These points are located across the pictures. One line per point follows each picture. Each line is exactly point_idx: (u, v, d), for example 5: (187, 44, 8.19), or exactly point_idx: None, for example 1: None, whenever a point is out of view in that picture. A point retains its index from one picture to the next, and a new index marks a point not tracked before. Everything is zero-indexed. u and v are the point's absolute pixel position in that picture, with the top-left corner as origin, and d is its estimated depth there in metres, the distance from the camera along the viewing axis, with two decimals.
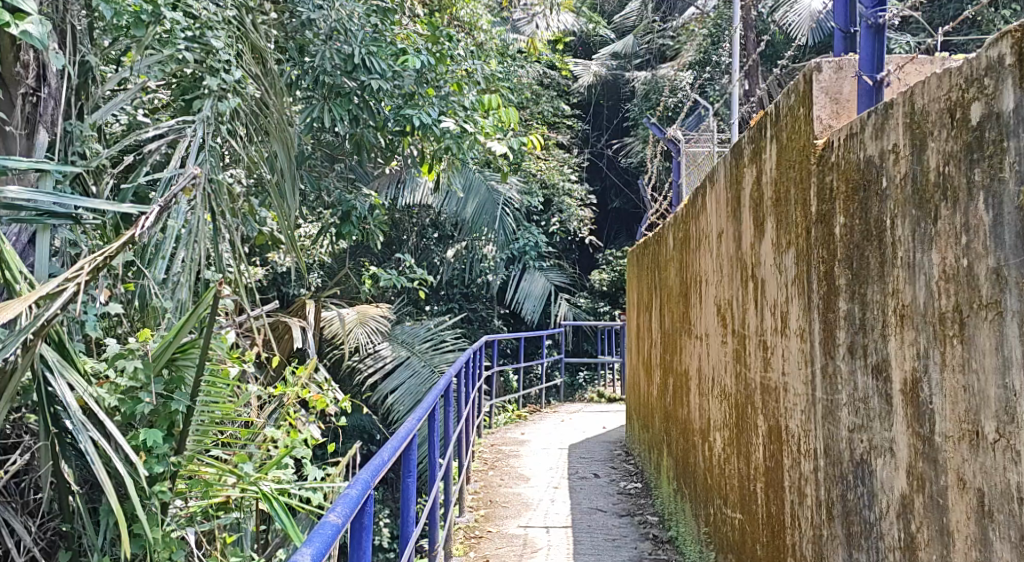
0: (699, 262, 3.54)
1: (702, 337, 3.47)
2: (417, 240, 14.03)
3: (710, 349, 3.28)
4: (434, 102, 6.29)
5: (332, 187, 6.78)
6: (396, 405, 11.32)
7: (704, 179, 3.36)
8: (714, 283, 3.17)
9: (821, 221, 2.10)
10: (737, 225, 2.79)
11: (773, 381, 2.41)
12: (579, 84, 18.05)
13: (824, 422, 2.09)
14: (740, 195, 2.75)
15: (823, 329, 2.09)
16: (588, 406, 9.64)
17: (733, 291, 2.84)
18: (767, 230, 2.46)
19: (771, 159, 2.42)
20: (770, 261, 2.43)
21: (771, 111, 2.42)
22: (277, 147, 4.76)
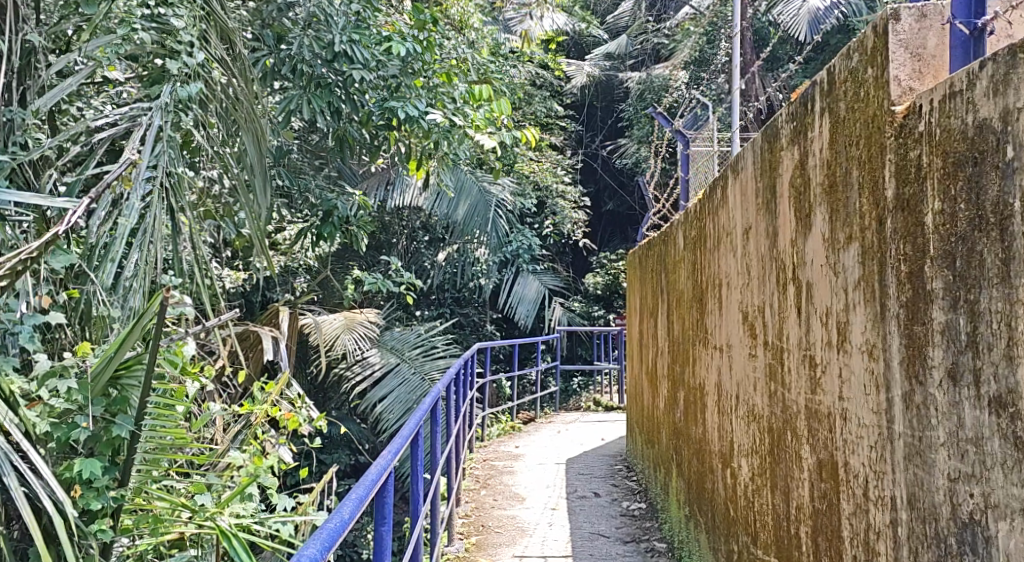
0: (714, 263, 3.18)
1: (718, 347, 3.10)
2: (408, 243, 13.64)
3: (729, 362, 2.91)
4: (422, 94, 5.88)
5: (313, 187, 6.37)
6: (385, 414, 10.89)
7: (721, 170, 3.00)
8: (735, 287, 2.82)
9: (901, 208, 1.79)
10: (767, 219, 2.45)
11: (826, 406, 2.08)
12: (573, 85, 17.68)
13: (910, 465, 1.76)
14: (773, 184, 2.41)
15: (908, 347, 1.76)
16: (584, 416, 9.21)
17: (762, 295, 2.49)
18: (815, 224, 2.14)
19: (823, 137, 2.10)
20: (820, 260, 2.11)
21: (822, 78, 2.12)
22: (247, 140, 4.32)
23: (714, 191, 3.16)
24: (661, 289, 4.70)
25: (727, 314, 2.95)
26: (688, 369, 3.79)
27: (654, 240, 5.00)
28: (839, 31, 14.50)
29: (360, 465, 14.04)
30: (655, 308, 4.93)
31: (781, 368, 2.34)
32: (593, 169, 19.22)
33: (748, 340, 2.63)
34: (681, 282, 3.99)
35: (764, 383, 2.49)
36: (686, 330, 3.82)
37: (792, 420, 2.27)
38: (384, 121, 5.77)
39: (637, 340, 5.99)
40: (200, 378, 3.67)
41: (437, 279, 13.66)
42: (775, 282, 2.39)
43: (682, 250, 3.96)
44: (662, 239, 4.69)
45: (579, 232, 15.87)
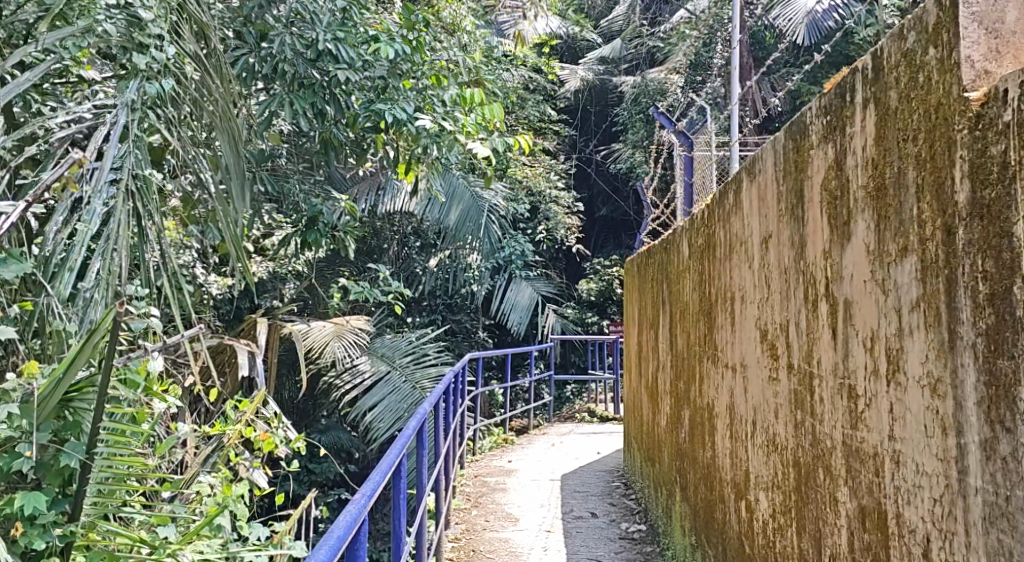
0: (721, 275, 2.97)
1: (726, 367, 2.89)
2: (400, 248, 13.40)
3: (739, 383, 2.70)
4: (410, 95, 5.60)
5: (296, 191, 6.09)
6: (374, 423, 10.58)
7: (730, 174, 2.79)
8: (748, 301, 2.60)
9: (978, 216, 1.57)
10: (792, 228, 2.24)
11: (875, 442, 1.86)
12: (566, 89, 17.45)
13: (995, 523, 1.54)
14: (800, 187, 2.20)
15: (990, 383, 1.54)
16: (579, 427, 8.92)
17: (786, 312, 2.28)
18: (859, 232, 1.92)
19: (869, 132, 1.89)
20: (865, 272, 1.90)
21: (866, 62, 1.91)
22: (223, 140, 4.04)
23: (721, 196, 2.95)
24: (661, 298, 4.49)
25: (738, 330, 2.74)
26: (691, 385, 3.59)
27: (655, 247, 4.79)
28: (837, 36, 14.26)
29: (349, 476, 13.72)
30: (655, 318, 4.72)
31: (813, 393, 2.13)
32: (587, 174, 18.96)
33: (766, 360, 2.42)
34: (684, 293, 3.79)
35: (787, 409, 2.28)
36: (690, 344, 3.61)
37: (827, 452, 2.06)
38: (369, 124, 5.47)
39: (634, 351, 5.77)
40: (166, 397, 3.38)
41: (428, 285, 13.38)
42: (803, 297, 2.18)
43: (685, 258, 3.76)
44: (662, 246, 4.48)
45: (573, 238, 15.61)
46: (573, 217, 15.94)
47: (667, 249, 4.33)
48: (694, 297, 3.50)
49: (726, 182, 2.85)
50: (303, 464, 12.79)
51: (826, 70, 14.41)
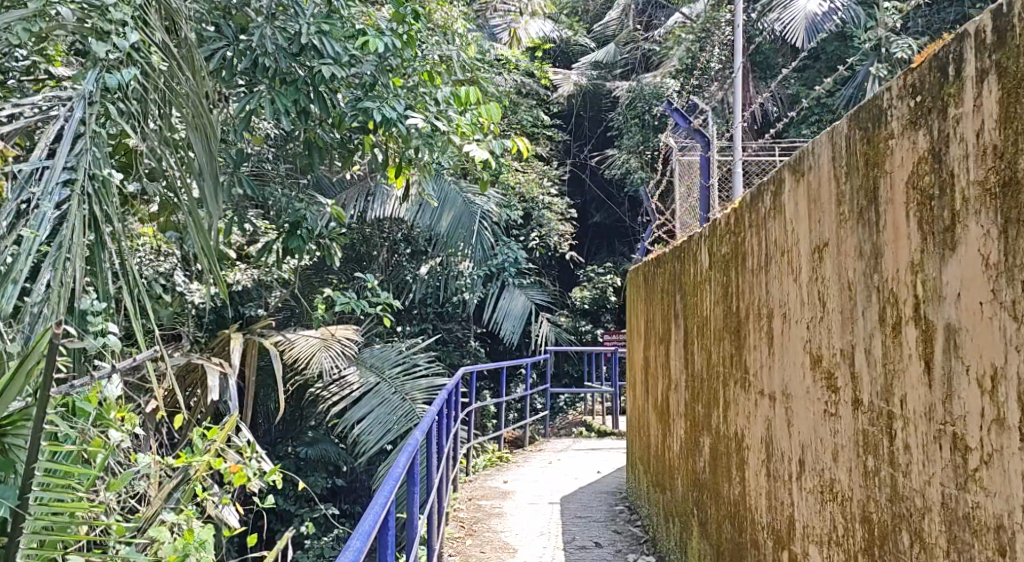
0: (748, 293, 2.70)
1: (756, 397, 2.61)
2: (389, 256, 13.05)
3: (776, 417, 2.43)
4: (401, 94, 5.18)
5: (278, 195, 5.70)
6: (363, 436, 10.15)
7: (764, 179, 2.53)
8: (791, 323, 2.33)
9: None
10: (863, 236, 1.98)
11: (997, 493, 1.58)
12: (558, 94, 17.10)
13: None
14: (878, 187, 1.93)
15: None
16: (578, 444, 8.53)
17: (851, 338, 2.02)
18: (971, 238, 1.65)
19: (992, 110, 1.60)
20: (976, 293, 1.63)
21: (982, 26, 1.64)
22: (193, 139, 3.66)
23: (748, 201, 2.71)
24: (669, 310, 4.26)
25: (773, 354, 2.48)
26: (706, 407, 3.35)
27: (660, 254, 4.56)
28: (837, 38, 13.90)
29: (336, 490, 13.26)
30: (661, 328, 4.50)
31: (893, 436, 1.87)
32: (581, 181, 18.60)
33: (821, 392, 2.16)
34: (697, 306, 3.54)
35: (857, 449, 2.01)
36: (704, 362, 3.37)
37: (917, 509, 1.80)
38: (356, 122, 5.04)
39: (637, 362, 5.52)
40: (120, 426, 2.99)
41: (419, 293, 13.00)
42: (880, 319, 1.91)
43: (698, 267, 3.52)
44: (670, 254, 4.26)
45: (566, 245, 15.25)
46: (567, 224, 15.58)
47: (676, 255, 4.09)
48: (710, 312, 3.26)
49: (755, 185, 2.59)
50: (289, 478, 12.33)
51: (826, 74, 14.05)
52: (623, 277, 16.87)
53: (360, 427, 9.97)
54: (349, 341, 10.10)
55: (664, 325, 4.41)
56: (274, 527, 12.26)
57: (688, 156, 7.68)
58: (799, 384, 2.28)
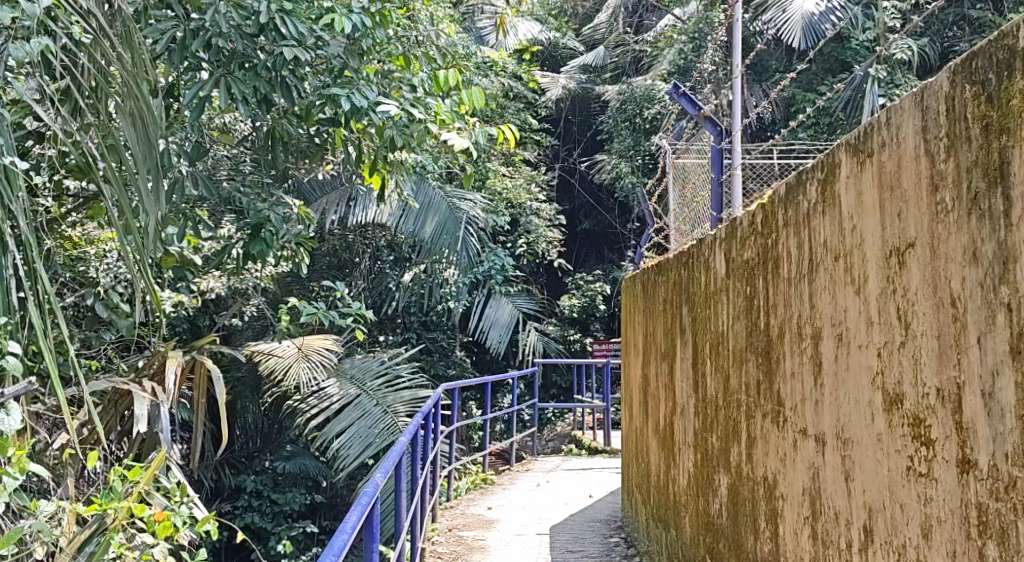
0: (785, 305, 2.21)
1: (796, 438, 2.12)
2: (371, 263, 12.59)
3: (831, 466, 1.94)
4: (373, 79, 4.67)
5: (239, 196, 5.16)
6: (343, 450, 9.56)
7: (816, 163, 2.04)
8: (857, 349, 1.84)
9: None
10: (978, 233, 1.48)
11: None
12: (546, 98, 16.66)
13: None
14: (1002, 163, 1.43)
15: None
16: (568, 463, 8.01)
17: (954, 374, 1.53)
18: None
19: None
20: None
21: None
22: (122, 124, 3.14)
23: (784, 196, 2.23)
24: (672, 323, 3.79)
25: (825, 385, 1.98)
26: (719, 440, 2.88)
27: (662, 260, 4.09)
28: (833, 40, 13.48)
29: (315, 506, 12.67)
30: (662, 342, 4.03)
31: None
32: (570, 187, 18.15)
33: (903, 442, 1.68)
34: (708, 321, 3.07)
35: (963, 525, 1.51)
36: (718, 387, 2.90)
37: None
38: (322, 109, 4.52)
39: (633, 378, 5.06)
40: (15, 472, 2.49)
41: (402, 301, 12.50)
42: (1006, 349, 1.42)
43: (709, 274, 3.05)
44: (674, 260, 3.79)
45: (554, 252, 14.78)
46: (555, 231, 15.12)
47: (681, 260, 3.62)
48: (726, 329, 2.79)
49: (797, 173, 2.12)
50: (265, 494, 11.73)
51: (822, 77, 13.67)
52: (613, 285, 16.40)
53: (339, 441, 9.40)
54: (328, 353, 9.82)
55: (665, 340, 3.95)
56: (249, 546, 11.70)
57: (684, 159, 7.23)
58: (867, 426, 1.81)
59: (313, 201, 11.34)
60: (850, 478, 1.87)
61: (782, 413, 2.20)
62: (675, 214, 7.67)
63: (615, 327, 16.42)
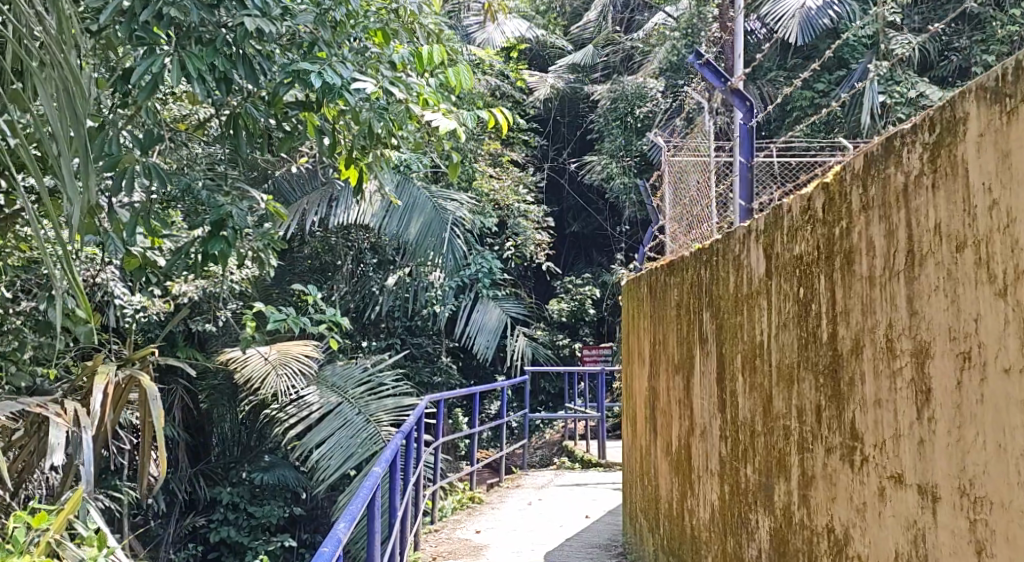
0: (869, 310, 1.72)
1: (891, 483, 1.64)
2: (354, 266, 12.10)
3: (955, 528, 1.45)
4: (348, 56, 4.16)
5: (201, 190, 4.68)
6: (323, 461, 9.06)
7: (927, 122, 1.55)
8: (1002, 370, 1.36)
9: None
10: None
11: None
12: (534, 97, 16.19)
13: None
14: None
15: None
16: (560, 478, 7.51)
17: None
18: None
19: None
20: None
21: None
22: (42, 94, 2.64)
23: (865, 171, 1.76)
24: (687, 331, 3.33)
25: (941, 416, 1.50)
26: (755, 472, 2.41)
27: (674, 259, 3.63)
28: (830, 35, 13.08)
29: (295, 518, 12.08)
30: (674, 352, 3.57)
31: None
32: (558, 187, 17.63)
33: None
34: (738, 330, 2.60)
35: None
36: (753, 407, 2.43)
37: None
38: (288, 87, 4.01)
39: (636, 391, 4.60)
40: None
41: (385, 305, 11.99)
42: None
43: (740, 272, 2.58)
44: (689, 259, 3.33)
45: (543, 254, 14.31)
46: (543, 233, 14.63)
47: (699, 260, 3.16)
48: (766, 339, 2.32)
49: (892, 139, 1.65)
50: (241, 507, 11.15)
51: (818, 74, 13.23)
52: (603, 288, 15.93)
53: (318, 452, 8.90)
54: (308, 360, 9.51)
55: (679, 349, 3.49)
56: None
57: (682, 155, 6.73)
58: (1013, 481, 1.33)
59: (291, 200, 10.87)
60: (986, 550, 1.39)
61: (863, 450, 1.73)
62: (671, 215, 7.22)
63: (604, 332, 15.95)
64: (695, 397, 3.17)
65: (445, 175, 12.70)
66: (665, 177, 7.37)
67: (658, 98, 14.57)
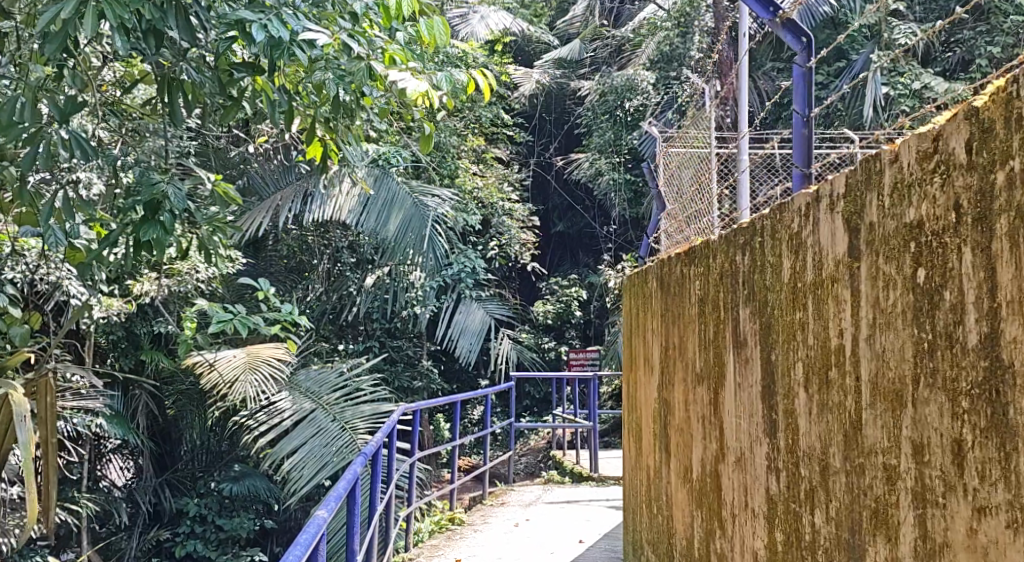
0: None
1: None
2: (330, 265, 11.45)
3: None
4: (299, 5, 3.51)
5: (136, 167, 4.02)
6: (294, 471, 8.27)
7: None
8: None
9: None
10: None
11: None
12: (520, 93, 15.56)
13: None
14: None
15: None
16: (549, 494, 6.86)
17: None
18: None
19: None
20: None
21: None
22: None
23: None
24: (714, 333, 2.71)
25: None
26: (828, 523, 1.80)
27: (693, 245, 3.01)
28: (828, 26, 12.58)
29: (266, 530, 11.33)
30: (695, 359, 2.94)
31: None
32: (544, 186, 16.99)
33: None
34: (796, 331, 1.99)
35: None
36: (824, 434, 1.82)
37: None
38: (230, 40, 3.36)
39: (641, 403, 3.98)
40: None
41: (363, 306, 11.32)
42: None
43: (803, 255, 1.96)
44: (715, 244, 2.71)
45: (528, 254, 13.67)
46: (529, 232, 14.00)
47: (732, 243, 2.54)
48: (849, 341, 1.71)
49: None
50: (208, 520, 10.37)
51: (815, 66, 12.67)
52: (589, 290, 15.32)
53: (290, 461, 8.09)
54: (279, 364, 8.85)
55: (700, 354, 2.87)
56: None
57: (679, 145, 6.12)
58: None
59: (264, 195, 10.41)
60: None
61: None
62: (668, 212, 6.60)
63: (590, 335, 15.34)
64: (725, 415, 2.56)
65: (426, 170, 12.03)
66: (659, 171, 6.76)
67: (649, 90, 13.67)
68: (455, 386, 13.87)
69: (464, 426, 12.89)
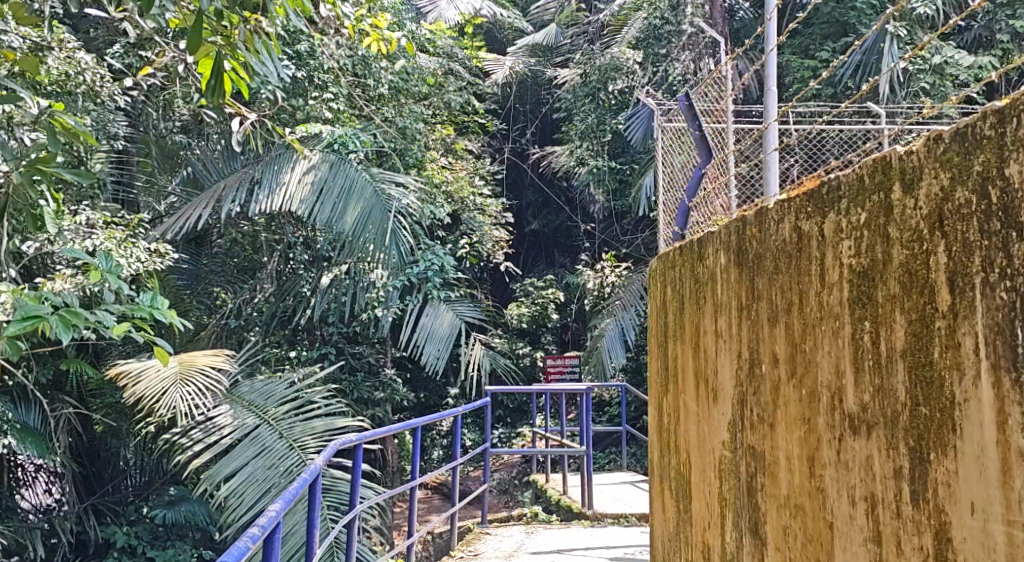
0: None
1: None
2: (281, 264, 9.94)
3: None
4: None
5: None
6: (231, 499, 6.70)
7: None
8: None
9: None
10: None
11: None
12: (492, 81, 14.21)
13: None
14: None
15: None
16: (534, 541, 5.46)
17: None
18: None
19: None
20: None
21: None
22: None
23: None
24: (910, 338, 1.60)
25: None
26: None
27: (825, 189, 1.88)
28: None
29: None
30: (836, 384, 1.81)
31: None
32: (518, 178, 15.63)
33: None
34: None
35: None
36: None
37: None
38: None
39: (681, 437, 2.79)
40: None
41: (318, 308, 9.76)
42: None
43: None
44: (915, 175, 1.61)
45: (502, 253, 12.27)
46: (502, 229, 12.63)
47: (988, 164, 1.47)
48: None
49: None
50: (139, 551, 8.70)
51: (819, 42, 11.37)
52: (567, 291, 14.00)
53: (228, 485, 6.56)
54: (216, 375, 7.38)
55: (852, 380, 1.76)
56: None
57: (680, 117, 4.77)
58: None
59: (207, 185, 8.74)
60: None
61: None
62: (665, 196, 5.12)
63: (568, 340, 13.98)
64: (950, 514, 1.52)
65: (388, 156, 10.54)
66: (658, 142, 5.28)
67: (635, 70, 12.24)
68: (421, 396, 12.48)
69: (431, 441, 11.45)
